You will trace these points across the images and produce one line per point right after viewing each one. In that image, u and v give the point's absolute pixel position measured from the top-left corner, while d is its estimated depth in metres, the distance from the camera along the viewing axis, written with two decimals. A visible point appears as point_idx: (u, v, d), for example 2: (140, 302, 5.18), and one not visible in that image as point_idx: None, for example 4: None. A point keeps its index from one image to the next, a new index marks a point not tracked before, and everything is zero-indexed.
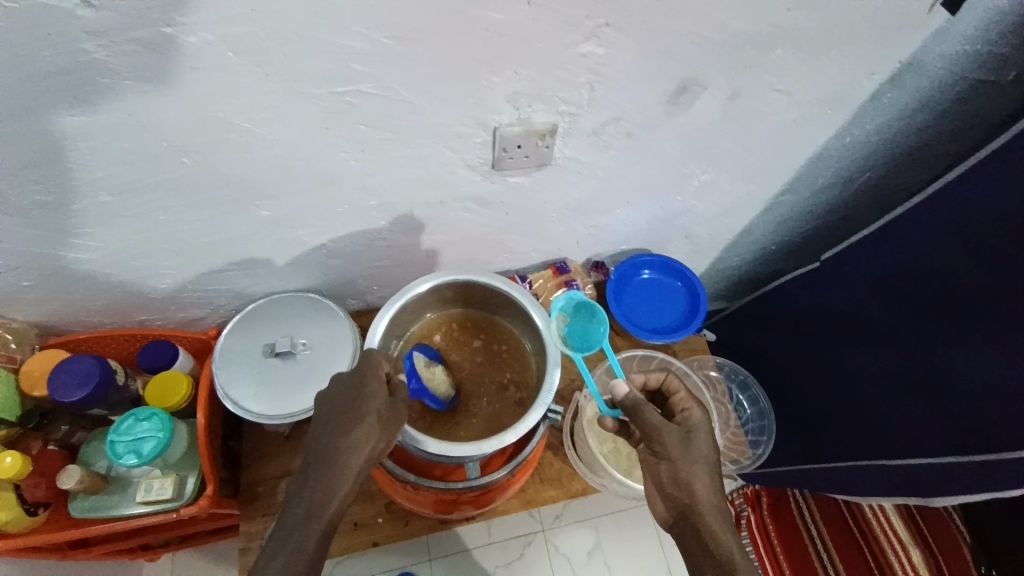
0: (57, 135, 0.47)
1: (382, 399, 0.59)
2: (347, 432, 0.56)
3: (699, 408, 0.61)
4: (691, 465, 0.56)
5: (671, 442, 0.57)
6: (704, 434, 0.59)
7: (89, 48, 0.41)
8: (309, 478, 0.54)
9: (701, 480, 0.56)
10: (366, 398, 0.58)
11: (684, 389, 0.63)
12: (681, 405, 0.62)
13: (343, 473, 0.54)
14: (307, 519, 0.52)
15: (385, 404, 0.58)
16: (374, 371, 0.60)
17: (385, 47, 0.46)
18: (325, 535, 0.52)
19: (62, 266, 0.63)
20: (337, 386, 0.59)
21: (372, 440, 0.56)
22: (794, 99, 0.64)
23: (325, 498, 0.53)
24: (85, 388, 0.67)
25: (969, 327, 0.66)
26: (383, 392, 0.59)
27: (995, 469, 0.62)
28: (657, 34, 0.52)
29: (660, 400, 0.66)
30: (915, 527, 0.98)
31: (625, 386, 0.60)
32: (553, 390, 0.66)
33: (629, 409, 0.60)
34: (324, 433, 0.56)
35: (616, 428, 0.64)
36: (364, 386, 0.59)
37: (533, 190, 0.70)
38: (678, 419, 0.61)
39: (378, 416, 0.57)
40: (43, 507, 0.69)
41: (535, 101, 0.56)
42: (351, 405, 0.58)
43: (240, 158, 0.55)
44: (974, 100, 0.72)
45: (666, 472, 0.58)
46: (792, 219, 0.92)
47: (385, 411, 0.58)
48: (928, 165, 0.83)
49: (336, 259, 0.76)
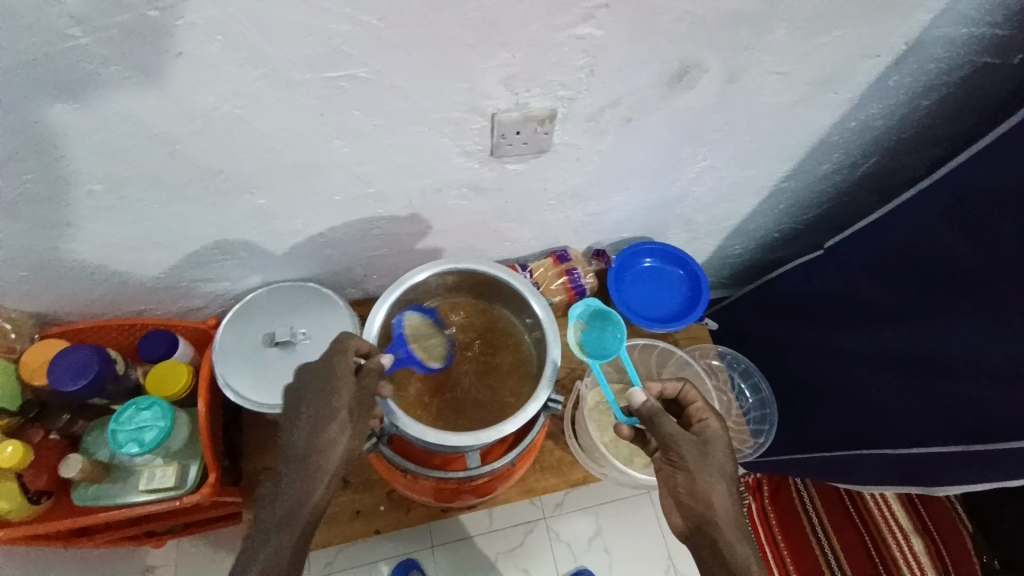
0: (45, 125, 0.47)
1: (349, 393, 0.57)
2: (318, 434, 0.55)
3: (716, 419, 0.61)
4: (709, 477, 0.57)
5: (688, 453, 0.57)
6: (721, 445, 0.59)
7: (73, 35, 0.40)
8: (284, 479, 0.54)
9: (718, 492, 0.56)
10: (332, 392, 0.56)
11: (702, 399, 0.62)
12: (697, 415, 0.62)
13: (318, 474, 0.54)
14: (282, 524, 0.53)
15: (354, 397, 0.56)
16: (340, 362, 0.58)
17: (375, 30, 0.45)
18: (303, 535, 0.54)
19: (58, 256, 0.63)
20: (304, 381, 0.57)
21: (345, 437, 0.56)
22: (798, 81, 0.63)
23: (303, 499, 0.54)
24: (83, 378, 0.67)
25: (975, 315, 0.65)
26: (350, 385, 0.57)
27: (995, 458, 0.62)
28: (655, 15, 0.50)
29: (674, 407, 0.65)
30: (915, 515, 0.99)
31: (643, 395, 0.58)
32: (558, 364, 0.66)
33: (645, 418, 0.59)
34: (296, 430, 0.55)
35: (633, 437, 0.63)
36: (330, 381, 0.57)
37: (531, 177, 0.69)
38: (695, 430, 0.61)
39: (347, 414, 0.56)
40: (46, 496, 0.69)
41: (531, 85, 0.55)
42: (317, 405, 0.56)
43: (232, 146, 0.54)
44: (982, 82, 0.70)
45: (683, 483, 0.58)
46: (795, 206, 0.90)
47: (355, 408, 0.56)
48: (933, 149, 0.81)
49: (333, 248, 0.75)
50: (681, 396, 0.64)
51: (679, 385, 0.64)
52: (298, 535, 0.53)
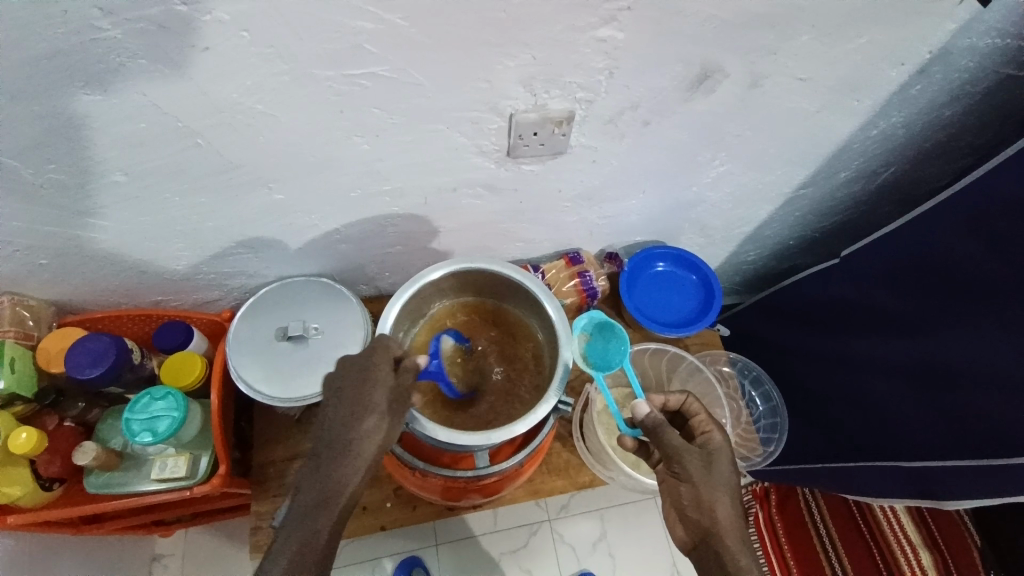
0: (71, 114, 0.47)
1: (387, 386, 0.58)
2: (355, 422, 0.56)
3: (720, 431, 0.61)
4: (713, 488, 0.56)
5: (692, 465, 0.57)
6: (725, 458, 0.59)
7: (102, 26, 0.41)
8: (322, 465, 0.55)
9: (722, 504, 0.56)
10: (371, 384, 0.58)
11: (705, 411, 0.62)
12: (700, 427, 0.62)
13: (353, 463, 0.55)
14: (320, 508, 0.54)
15: (391, 391, 0.58)
16: (378, 359, 0.60)
17: (398, 28, 0.46)
18: (336, 523, 0.55)
19: (78, 245, 0.63)
20: (344, 372, 0.59)
21: (382, 428, 0.57)
22: (818, 88, 0.63)
23: (339, 485, 0.55)
24: (100, 366, 0.68)
25: (996, 328, 0.64)
26: (388, 380, 0.58)
27: (1009, 473, 0.60)
28: (677, 18, 0.50)
29: (676, 419, 0.65)
30: (925, 529, 0.97)
31: (646, 407, 0.58)
32: (568, 368, 0.66)
33: (649, 429, 0.59)
34: (335, 418, 0.57)
35: (636, 448, 0.63)
36: (369, 375, 0.58)
37: (547, 178, 0.69)
38: (699, 442, 0.60)
39: (385, 406, 0.57)
40: (58, 482, 0.70)
41: (550, 86, 0.55)
42: (356, 396, 0.57)
43: (253, 140, 0.54)
44: (1006, 93, 0.69)
45: (687, 495, 0.57)
46: (812, 213, 0.90)
47: (392, 400, 0.58)
48: (954, 160, 0.81)
49: (347, 244, 0.76)
50: (684, 409, 0.64)
51: (682, 397, 0.64)
52: (333, 521, 0.54)
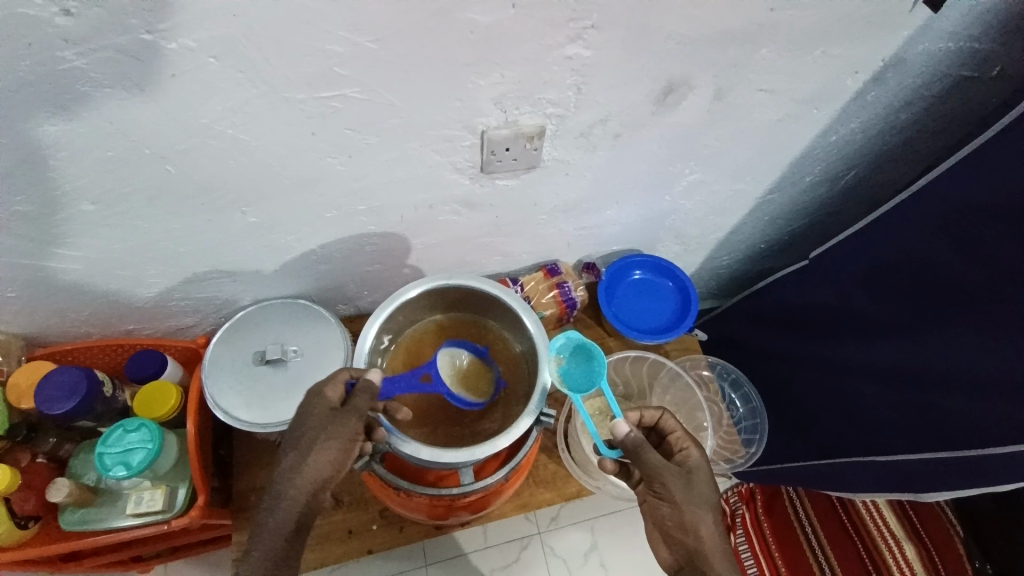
0: (36, 142, 0.47)
1: (319, 414, 0.57)
2: (290, 457, 0.56)
3: (697, 448, 0.61)
4: (694, 508, 0.57)
5: (674, 485, 0.58)
6: (704, 475, 0.59)
7: (68, 56, 0.41)
8: (267, 496, 0.56)
9: (706, 523, 0.57)
10: (306, 416, 0.57)
11: (681, 428, 0.63)
12: (678, 443, 0.62)
13: (289, 492, 0.55)
14: (261, 535, 0.54)
15: (323, 419, 0.57)
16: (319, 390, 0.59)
17: (368, 51, 0.46)
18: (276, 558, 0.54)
19: (44, 276, 0.62)
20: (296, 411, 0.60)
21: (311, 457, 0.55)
22: (779, 98, 0.65)
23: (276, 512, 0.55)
24: (71, 400, 0.66)
25: (965, 320, 0.66)
26: (322, 408, 0.57)
27: (980, 465, 0.63)
28: (640, 33, 0.51)
29: (652, 436, 0.66)
30: (906, 521, 0.99)
31: (626, 426, 0.58)
32: (546, 389, 0.65)
33: (628, 450, 0.59)
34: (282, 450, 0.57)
35: (616, 470, 0.62)
36: (307, 407, 0.58)
37: (523, 192, 0.70)
38: (678, 459, 0.61)
39: (312, 433, 0.56)
40: (34, 520, 0.68)
41: (522, 103, 0.56)
42: (295, 427, 0.58)
43: (222, 165, 0.54)
44: (957, 95, 0.72)
45: (670, 515, 0.58)
46: (782, 217, 0.92)
47: (322, 428, 0.56)
48: (910, 160, 0.84)
49: (325, 264, 0.75)
50: (660, 424, 0.64)
51: (657, 413, 0.64)
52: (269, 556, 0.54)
